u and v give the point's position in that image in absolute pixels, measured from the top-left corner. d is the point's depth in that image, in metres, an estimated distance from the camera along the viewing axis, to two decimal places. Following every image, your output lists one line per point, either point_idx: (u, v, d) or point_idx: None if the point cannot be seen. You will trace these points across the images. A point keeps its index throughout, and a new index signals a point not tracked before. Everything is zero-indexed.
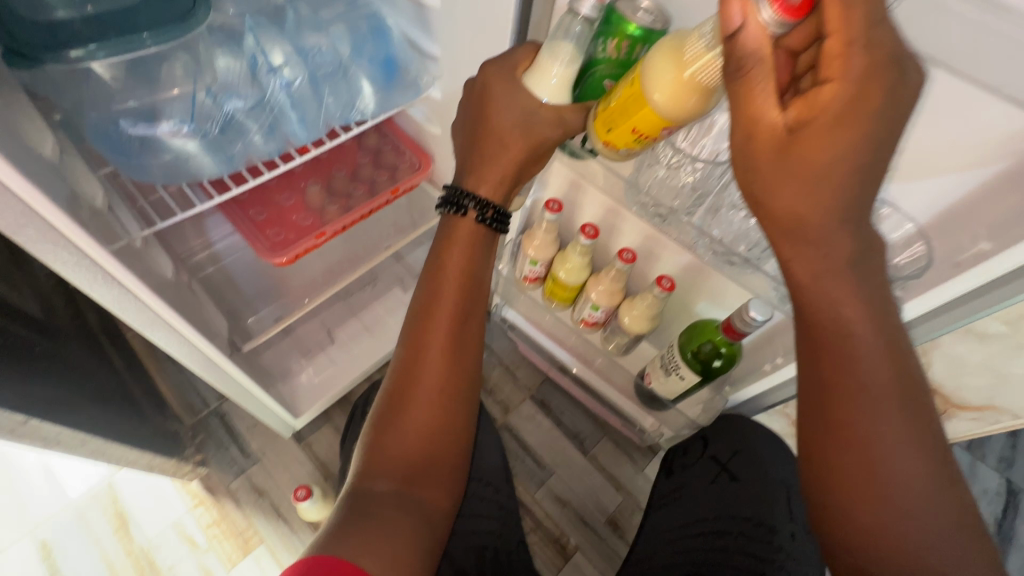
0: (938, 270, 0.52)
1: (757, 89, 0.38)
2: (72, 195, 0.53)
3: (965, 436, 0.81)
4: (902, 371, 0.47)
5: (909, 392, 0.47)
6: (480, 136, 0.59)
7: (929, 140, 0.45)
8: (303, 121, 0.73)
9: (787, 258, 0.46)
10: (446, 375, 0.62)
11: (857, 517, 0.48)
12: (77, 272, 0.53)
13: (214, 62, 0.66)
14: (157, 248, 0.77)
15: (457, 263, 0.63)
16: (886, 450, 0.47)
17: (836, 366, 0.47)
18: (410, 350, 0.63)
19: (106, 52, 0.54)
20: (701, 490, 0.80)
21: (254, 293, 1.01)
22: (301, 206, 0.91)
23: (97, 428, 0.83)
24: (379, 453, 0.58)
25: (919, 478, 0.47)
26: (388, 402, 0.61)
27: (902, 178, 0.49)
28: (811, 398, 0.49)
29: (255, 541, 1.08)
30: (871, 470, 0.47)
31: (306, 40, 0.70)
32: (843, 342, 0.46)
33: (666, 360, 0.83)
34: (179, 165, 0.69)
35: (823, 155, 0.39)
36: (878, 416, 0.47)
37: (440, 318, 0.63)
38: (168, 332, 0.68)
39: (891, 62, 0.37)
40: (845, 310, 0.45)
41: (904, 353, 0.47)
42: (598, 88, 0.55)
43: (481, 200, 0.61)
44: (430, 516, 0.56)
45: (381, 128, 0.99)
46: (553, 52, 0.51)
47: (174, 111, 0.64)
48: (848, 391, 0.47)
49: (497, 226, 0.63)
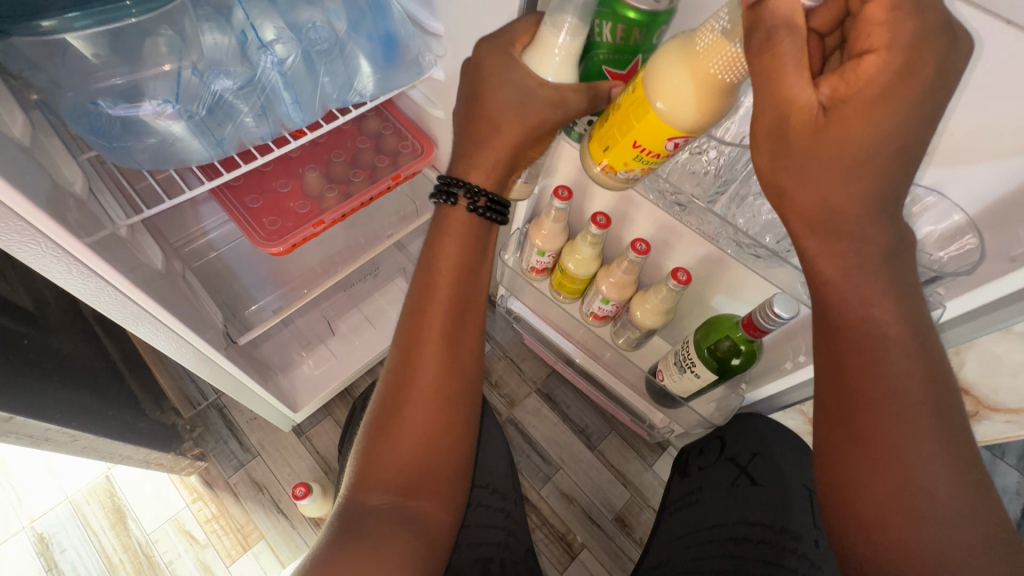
0: (990, 266, 0.46)
1: (788, 67, 0.34)
2: (53, 184, 0.50)
3: (994, 439, 0.77)
4: (931, 376, 0.42)
5: (939, 398, 0.42)
6: (473, 119, 0.54)
7: (975, 119, 0.41)
8: (298, 102, 0.69)
9: (810, 256, 0.41)
10: (443, 376, 0.58)
11: (889, 544, 0.42)
12: (53, 265, 0.50)
13: (200, 37, 0.60)
14: (146, 237, 0.73)
15: (453, 256, 0.59)
16: (918, 467, 0.42)
17: (859, 373, 0.42)
18: (403, 350, 0.59)
19: (87, 23, 0.51)
20: (719, 493, 0.77)
21: (251, 284, 0.98)
22: (299, 192, 0.87)
23: (90, 423, 0.81)
24: (372, 462, 0.55)
25: (951, 492, 0.42)
26: (381, 407, 0.58)
27: (941, 164, 0.45)
28: (828, 408, 0.45)
29: (255, 536, 1.06)
30: (900, 485, 0.42)
31: (299, 16, 0.65)
32: (869, 347, 0.42)
33: (680, 356, 0.79)
34: (165, 150, 0.64)
35: (867, 133, 0.34)
36: (908, 427, 0.42)
37: (433, 315, 0.58)
38: (154, 327, 0.64)
39: (944, 29, 0.33)
40: (870, 310, 0.41)
41: (933, 357, 0.43)
42: (597, 74, 0.52)
43: (471, 186, 0.56)
44: (429, 535, 0.53)
45: (382, 111, 0.95)
46: (555, 26, 0.48)
47: (158, 90, 0.59)
48: (873, 401, 0.42)
49: (492, 215, 0.58)
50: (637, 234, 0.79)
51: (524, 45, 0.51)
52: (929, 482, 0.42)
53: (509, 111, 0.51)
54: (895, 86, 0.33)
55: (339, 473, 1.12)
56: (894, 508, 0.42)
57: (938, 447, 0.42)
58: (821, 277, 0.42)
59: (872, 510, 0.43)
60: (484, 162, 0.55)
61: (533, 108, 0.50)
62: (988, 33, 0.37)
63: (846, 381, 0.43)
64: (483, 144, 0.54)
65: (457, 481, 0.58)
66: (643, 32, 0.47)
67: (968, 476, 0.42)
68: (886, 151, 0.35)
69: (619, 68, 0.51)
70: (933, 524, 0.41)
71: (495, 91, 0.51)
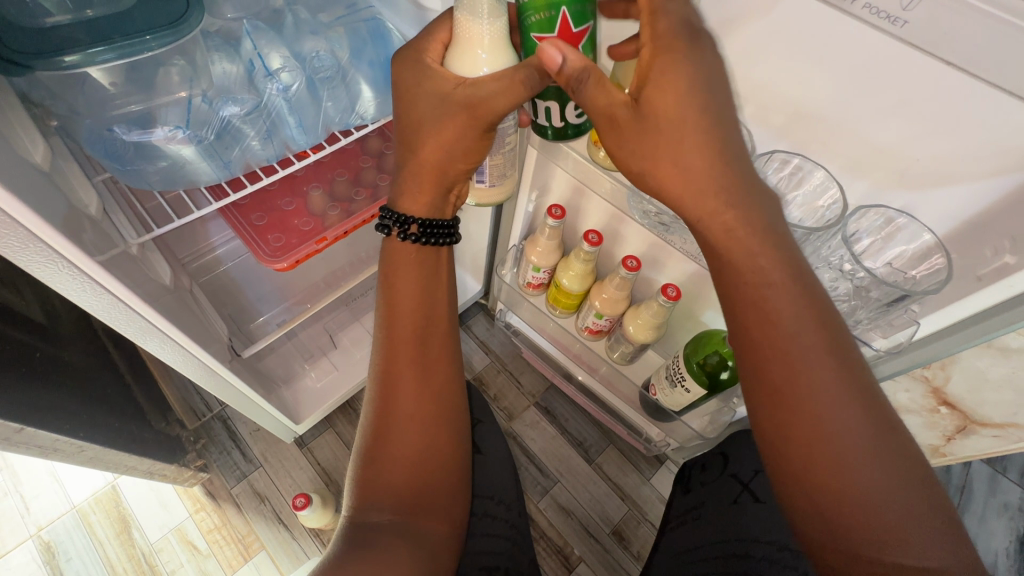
0: (961, 284, 0.49)
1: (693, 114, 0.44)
2: (71, 208, 0.53)
3: (984, 454, 0.77)
4: (853, 389, 0.43)
5: (854, 379, 0.44)
6: (406, 145, 0.57)
7: (929, 154, 0.44)
8: (302, 125, 0.73)
9: (748, 256, 0.45)
10: (422, 396, 0.60)
11: (833, 522, 0.43)
12: (68, 284, 0.53)
13: (210, 67, 0.65)
14: (155, 253, 0.76)
15: (410, 289, 0.62)
16: (859, 479, 0.42)
17: (771, 353, 0.44)
18: (382, 371, 0.61)
19: (112, 55, 0.54)
20: (719, 509, 0.75)
21: (257, 298, 1.02)
22: (303, 210, 0.90)
23: (97, 434, 0.83)
24: (368, 475, 0.58)
25: (884, 466, 0.42)
26: (370, 425, 0.60)
27: (908, 189, 0.47)
28: (757, 391, 0.46)
29: (256, 546, 1.07)
30: (835, 468, 0.43)
31: (304, 46, 0.69)
32: (767, 323, 0.44)
33: (671, 371, 0.81)
34: (175, 172, 0.68)
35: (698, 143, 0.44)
36: (830, 407, 0.43)
37: (406, 337, 0.61)
38: (163, 340, 0.66)
39: None
40: (770, 294, 0.45)
41: (854, 368, 0.44)
42: (529, 44, 0.51)
43: (400, 217, 0.60)
44: (431, 547, 0.55)
45: (384, 132, 0.98)
46: (473, 10, 0.49)
47: (170, 116, 0.63)
48: (799, 420, 0.44)
49: (424, 239, 0.61)
50: (628, 251, 0.81)
51: (437, 55, 0.53)
52: (860, 462, 0.43)
53: (469, 146, 0.54)
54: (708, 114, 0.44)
55: (338, 484, 1.13)
56: (833, 488, 0.43)
57: (880, 454, 0.43)
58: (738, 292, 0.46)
59: (832, 513, 0.43)
60: (409, 186, 0.59)
61: (480, 124, 0.52)
62: (939, 72, 0.39)
63: (777, 402, 0.44)
64: (422, 165, 0.57)
65: (448, 493, 0.60)
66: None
67: (904, 464, 0.43)
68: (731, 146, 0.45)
69: (546, 30, 0.49)
70: (892, 536, 0.42)
71: (420, 105, 0.53)
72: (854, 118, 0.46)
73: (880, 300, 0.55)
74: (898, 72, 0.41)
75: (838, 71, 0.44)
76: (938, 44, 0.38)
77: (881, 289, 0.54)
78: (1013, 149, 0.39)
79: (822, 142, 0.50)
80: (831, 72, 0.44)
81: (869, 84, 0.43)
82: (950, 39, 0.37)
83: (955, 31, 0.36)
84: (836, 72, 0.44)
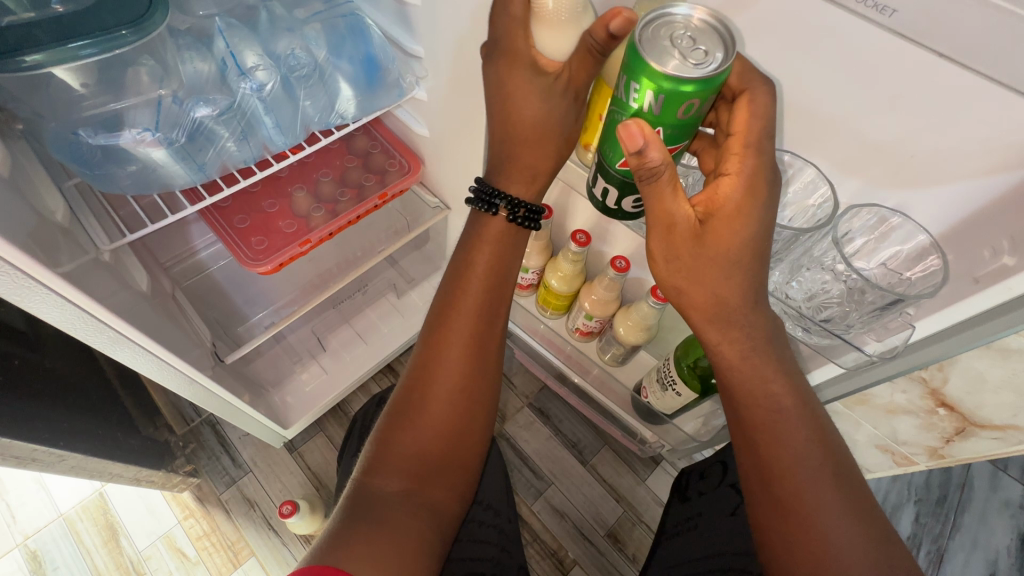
0: (957, 286, 0.47)
1: (740, 239, 0.44)
2: (32, 217, 0.51)
3: (985, 455, 0.73)
4: (830, 460, 0.48)
5: (836, 464, 0.48)
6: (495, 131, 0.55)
7: (922, 152, 0.42)
8: (278, 125, 0.71)
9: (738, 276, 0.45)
10: (467, 376, 0.61)
11: None
12: (28, 297, 0.50)
13: (180, 66, 0.62)
14: (131, 259, 0.74)
15: (485, 258, 0.60)
16: (838, 559, 0.45)
17: (766, 432, 0.48)
18: (429, 342, 0.61)
19: (89, 50, 0.53)
20: (717, 520, 0.74)
21: (244, 301, 1.00)
22: (287, 212, 0.88)
23: (77, 443, 0.81)
24: (389, 443, 0.58)
25: (861, 554, 0.45)
26: (404, 390, 0.61)
27: (901, 186, 0.45)
28: (749, 458, 0.49)
29: (245, 552, 1.06)
30: (816, 550, 0.45)
31: (278, 45, 0.66)
32: (767, 407, 0.48)
33: (662, 374, 0.79)
34: (148, 174, 0.66)
35: (732, 271, 0.45)
36: (814, 493, 0.46)
37: (464, 322, 0.60)
38: (134, 350, 0.64)
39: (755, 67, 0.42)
40: (770, 386, 0.48)
41: (836, 451, 0.48)
42: (613, 136, 0.46)
43: (512, 199, 0.58)
44: (439, 520, 0.57)
45: (370, 131, 0.96)
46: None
47: (139, 118, 0.61)
48: (786, 493, 0.47)
49: (528, 226, 0.60)
50: (618, 251, 0.79)
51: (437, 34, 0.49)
52: (839, 547, 0.45)
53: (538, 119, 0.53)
54: (758, 246, 0.45)
55: (328, 489, 1.12)
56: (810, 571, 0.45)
57: (854, 537, 0.45)
58: (725, 373, 0.49)
59: None
60: (507, 168, 0.57)
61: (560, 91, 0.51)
62: (932, 66, 0.37)
63: (746, 426, 0.49)
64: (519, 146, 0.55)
65: (465, 470, 0.61)
66: (660, 99, 0.41)
67: (878, 553, 0.45)
68: (748, 244, 0.44)
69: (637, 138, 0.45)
70: None
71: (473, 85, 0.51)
72: (843, 113, 0.44)
73: (873, 304, 0.53)
74: (891, 65, 0.39)
75: (829, 65, 0.42)
76: (932, 35, 0.35)
77: (876, 292, 0.51)
78: (1011, 145, 0.37)
79: (814, 139, 0.47)
80: (821, 64, 0.42)
81: (863, 78, 0.41)
82: (946, 29, 0.34)
83: (954, 21, 0.34)
84: (827, 66, 0.42)
